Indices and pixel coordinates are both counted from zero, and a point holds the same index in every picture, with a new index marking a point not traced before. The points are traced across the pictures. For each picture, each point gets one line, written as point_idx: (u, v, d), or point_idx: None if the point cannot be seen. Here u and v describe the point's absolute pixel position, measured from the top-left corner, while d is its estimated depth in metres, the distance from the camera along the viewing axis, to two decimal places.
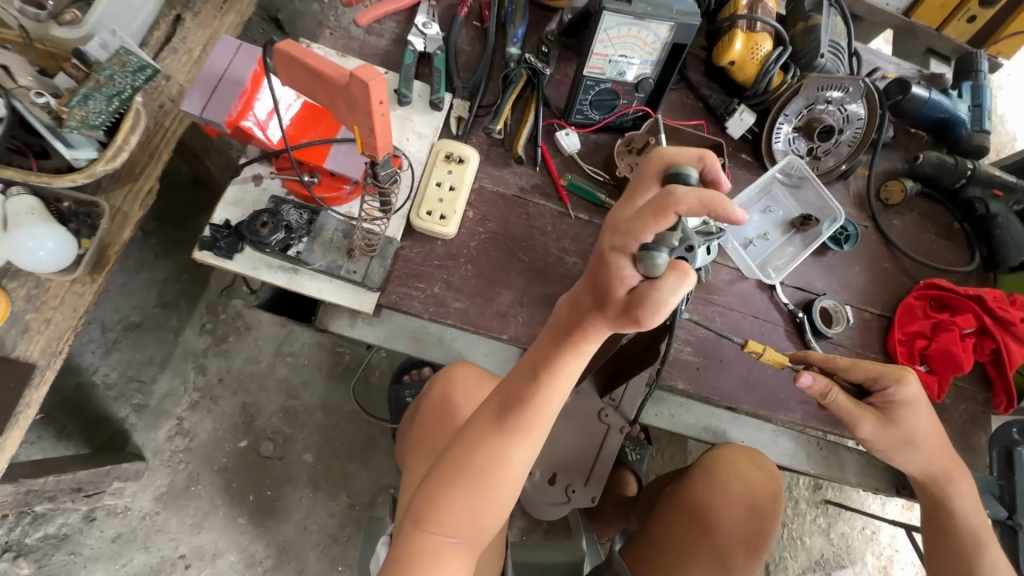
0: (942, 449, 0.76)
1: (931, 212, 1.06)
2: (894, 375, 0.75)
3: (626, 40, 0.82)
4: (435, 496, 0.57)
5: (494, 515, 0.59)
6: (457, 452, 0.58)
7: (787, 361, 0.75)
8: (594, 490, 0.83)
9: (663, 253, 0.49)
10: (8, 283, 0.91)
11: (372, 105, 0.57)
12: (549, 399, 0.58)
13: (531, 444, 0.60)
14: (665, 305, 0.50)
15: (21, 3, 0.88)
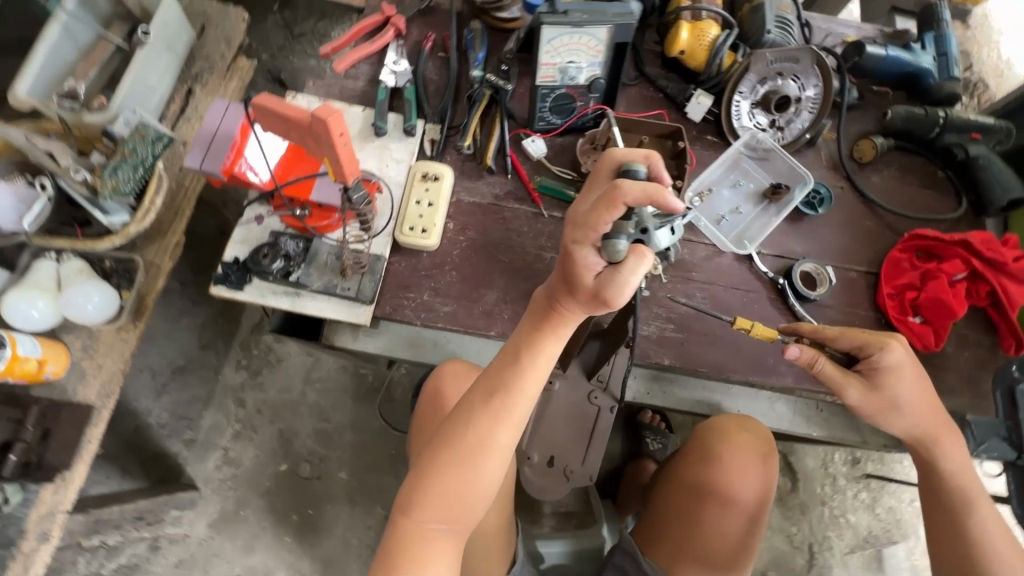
0: (931, 414, 0.74)
1: (910, 165, 1.07)
2: (879, 343, 0.74)
3: (571, 47, 0.89)
4: (421, 480, 0.60)
5: (480, 501, 0.60)
6: (442, 437, 0.61)
7: (778, 335, 0.77)
8: (592, 469, 0.88)
9: (622, 239, 0.57)
10: (66, 337, 1.05)
11: (333, 138, 0.67)
12: (524, 382, 0.61)
13: (512, 428, 0.62)
14: (625, 286, 0.58)
15: (59, 98, 1.04)
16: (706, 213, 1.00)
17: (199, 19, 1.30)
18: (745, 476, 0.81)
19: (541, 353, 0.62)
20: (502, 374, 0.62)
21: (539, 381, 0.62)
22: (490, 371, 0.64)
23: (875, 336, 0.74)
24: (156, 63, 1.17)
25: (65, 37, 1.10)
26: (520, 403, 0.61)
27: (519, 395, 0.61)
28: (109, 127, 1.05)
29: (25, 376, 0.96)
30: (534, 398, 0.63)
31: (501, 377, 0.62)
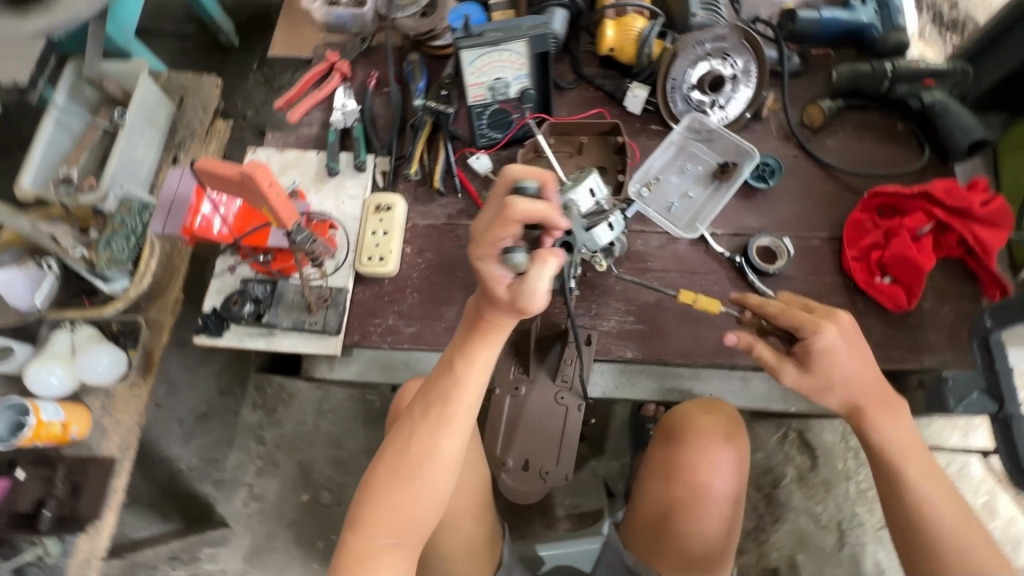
0: (860, 390, 0.71)
1: (866, 122, 1.04)
2: (813, 325, 0.71)
3: (495, 65, 0.93)
4: (368, 494, 0.60)
5: (430, 512, 0.60)
6: (386, 452, 0.61)
7: (718, 306, 0.82)
8: (566, 469, 0.90)
9: (521, 251, 0.53)
10: (87, 398, 1.15)
11: (265, 188, 0.73)
12: (461, 387, 0.59)
13: (458, 437, 0.60)
14: (536, 290, 0.53)
15: (56, 184, 1.16)
16: (656, 202, 1.00)
17: (177, 91, 1.41)
18: (717, 463, 0.80)
19: (474, 356, 0.59)
20: (438, 381, 0.60)
21: (478, 384, 0.60)
22: (428, 381, 0.62)
23: (812, 317, 0.72)
24: (139, 140, 1.28)
25: (59, 129, 1.23)
26: (460, 410, 0.60)
27: (457, 402, 0.60)
28: (100, 205, 1.15)
29: (54, 438, 1.07)
30: (477, 404, 0.61)
31: (438, 385, 0.60)
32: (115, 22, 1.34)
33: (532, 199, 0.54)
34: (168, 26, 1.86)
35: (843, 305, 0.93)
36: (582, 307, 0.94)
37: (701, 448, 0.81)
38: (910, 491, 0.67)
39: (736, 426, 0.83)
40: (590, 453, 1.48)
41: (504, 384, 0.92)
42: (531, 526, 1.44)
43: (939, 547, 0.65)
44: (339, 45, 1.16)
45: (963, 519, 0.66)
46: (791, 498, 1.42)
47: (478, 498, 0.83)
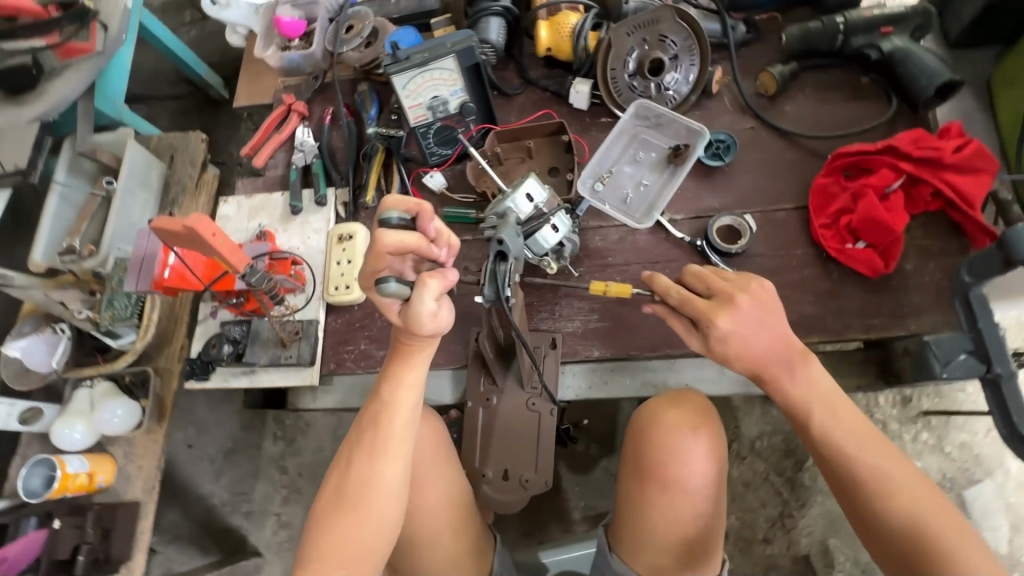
0: (759, 361, 0.69)
1: (826, 82, 0.99)
2: (708, 314, 0.69)
3: (429, 84, 0.96)
4: (317, 526, 0.65)
5: (378, 535, 0.65)
6: (331, 487, 0.67)
7: (630, 290, 0.81)
8: (545, 475, 0.89)
9: (393, 282, 0.58)
10: (112, 447, 1.24)
11: (210, 238, 0.79)
12: (391, 412, 0.66)
13: (396, 461, 0.66)
14: (421, 313, 0.59)
15: (60, 254, 1.25)
16: (611, 195, 0.98)
17: (167, 151, 1.50)
18: (692, 457, 0.78)
19: (401, 382, 0.67)
20: (371, 412, 0.67)
21: (408, 406, 0.67)
22: (363, 414, 0.68)
23: (706, 309, 0.69)
24: (134, 201, 1.35)
25: (63, 203, 1.33)
26: (393, 434, 0.66)
27: (390, 428, 0.66)
28: (100, 269, 1.24)
29: (82, 488, 1.16)
30: (410, 425, 0.67)
31: (371, 415, 0.67)
32: (104, 96, 1.44)
33: (399, 232, 0.58)
34: (163, 89, 1.97)
35: (817, 276, 0.88)
36: (545, 312, 0.94)
37: (669, 441, 0.79)
38: (827, 449, 0.66)
39: (706, 415, 0.81)
40: (601, 453, 1.39)
41: (476, 396, 0.93)
42: (548, 531, 1.37)
43: (866, 498, 0.63)
44: (296, 86, 1.20)
45: (886, 462, 0.63)
46: (816, 481, 1.35)
47: (464, 517, 0.82)
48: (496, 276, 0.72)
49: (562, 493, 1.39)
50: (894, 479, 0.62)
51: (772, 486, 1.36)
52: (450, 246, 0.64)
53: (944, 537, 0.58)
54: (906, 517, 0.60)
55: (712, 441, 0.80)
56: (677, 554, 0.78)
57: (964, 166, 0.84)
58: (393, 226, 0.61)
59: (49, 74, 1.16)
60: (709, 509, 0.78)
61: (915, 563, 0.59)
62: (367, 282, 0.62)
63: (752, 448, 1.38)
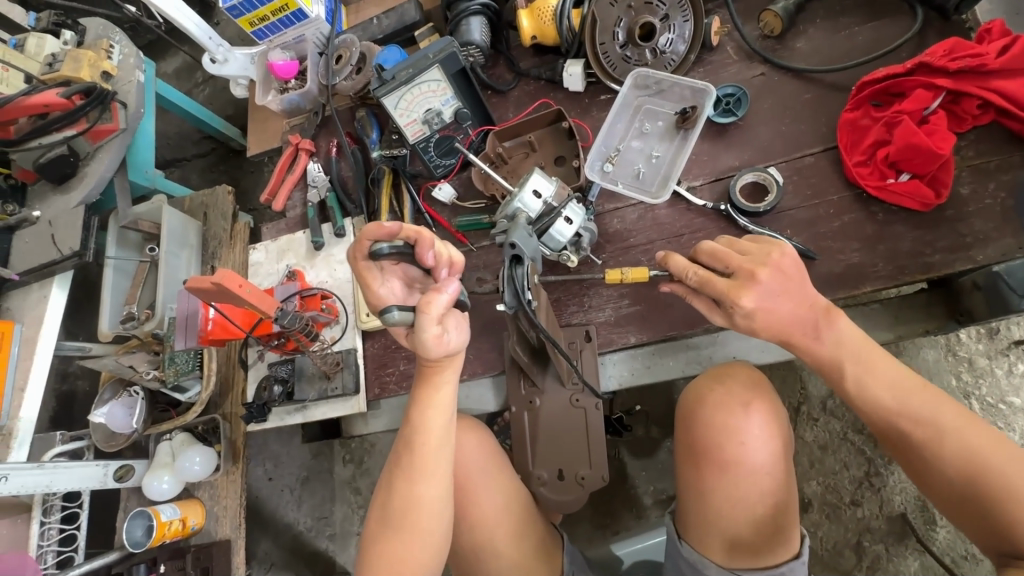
0: (787, 329, 0.64)
1: (838, 7, 0.90)
2: (729, 296, 0.64)
3: (420, 99, 0.96)
4: (368, 550, 0.68)
5: (426, 554, 0.66)
6: (377, 511, 0.69)
7: (648, 273, 0.79)
8: (602, 470, 0.87)
9: (394, 309, 0.58)
10: (198, 491, 1.33)
11: (237, 289, 0.82)
12: (424, 433, 0.68)
13: (435, 480, 0.67)
14: (426, 339, 0.60)
15: (123, 323, 1.36)
16: (622, 173, 0.94)
17: (201, 209, 1.58)
18: (746, 435, 0.73)
19: (427, 404, 0.68)
20: (405, 437, 0.69)
21: (440, 428, 0.68)
22: (398, 440, 0.70)
23: (727, 288, 0.65)
24: (179, 262, 1.45)
25: (119, 274, 1.41)
26: (427, 456, 0.67)
27: (424, 450, 0.67)
28: (158, 330, 1.32)
29: (178, 533, 1.25)
30: (445, 442, 0.68)
31: (404, 440, 0.69)
32: (136, 170, 1.53)
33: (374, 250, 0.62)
34: (191, 150, 2.08)
35: (861, 220, 0.80)
36: (574, 307, 0.92)
37: (719, 420, 0.75)
38: (866, 405, 0.62)
39: (756, 389, 0.76)
40: (662, 434, 1.35)
41: (518, 399, 0.93)
42: (622, 520, 1.33)
43: (916, 447, 0.59)
44: (301, 125, 1.24)
45: (934, 409, 0.59)
46: None
47: (523, 525, 0.81)
48: (514, 281, 0.68)
49: (630, 479, 1.35)
50: (943, 420, 0.58)
51: (852, 445, 1.27)
52: (452, 265, 0.64)
53: (1007, 475, 0.54)
54: (962, 460, 0.56)
55: (769, 414, 0.75)
56: (753, 536, 0.72)
57: (1013, 67, 0.74)
58: (386, 256, 0.61)
59: (85, 158, 1.26)
60: (774, 487, 0.73)
61: (986, 510, 0.55)
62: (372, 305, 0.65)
63: (824, 408, 1.30)
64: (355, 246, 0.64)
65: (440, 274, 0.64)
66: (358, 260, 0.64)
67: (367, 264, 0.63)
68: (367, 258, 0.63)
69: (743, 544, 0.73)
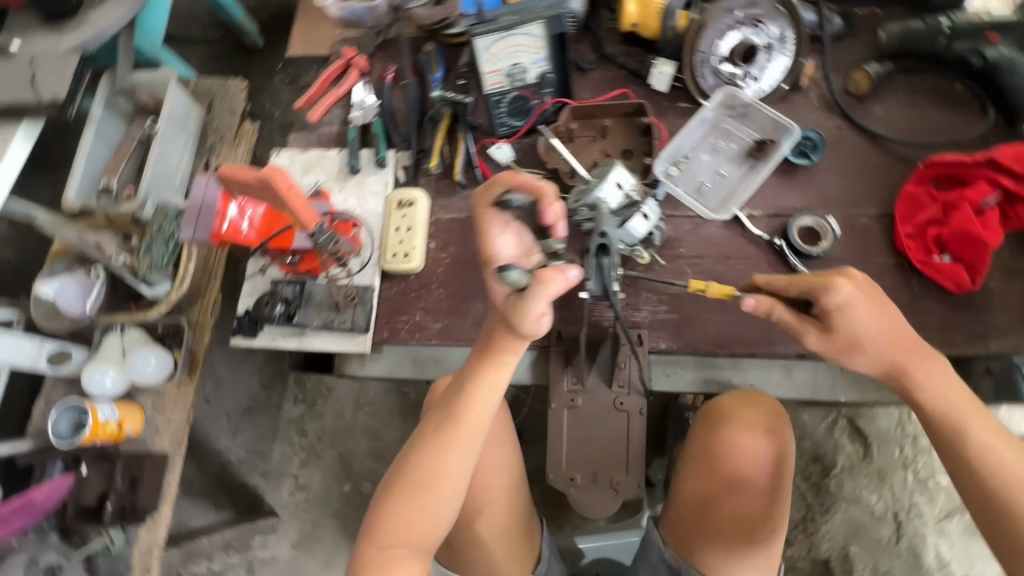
0: (886, 345, 0.63)
1: (920, 85, 0.94)
2: (822, 284, 0.63)
3: (512, 50, 0.91)
4: (381, 507, 0.66)
5: (441, 521, 0.66)
6: (398, 470, 0.67)
7: (733, 291, 0.70)
8: (639, 477, 0.86)
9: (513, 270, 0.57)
10: (140, 397, 1.21)
11: (283, 190, 0.74)
12: (471, 405, 0.66)
13: (467, 453, 0.66)
14: (529, 312, 0.57)
15: (98, 196, 1.22)
16: (684, 182, 0.95)
17: (206, 97, 1.44)
18: (756, 453, 0.79)
19: (486, 379, 0.66)
20: (448, 405, 0.68)
21: (487, 405, 0.66)
22: (441, 405, 0.69)
23: (820, 277, 0.64)
24: (174, 144, 1.31)
25: (99, 141, 1.26)
26: (464, 428, 0.66)
27: (465, 420, 0.66)
28: (138, 214, 1.19)
29: (111, 435, 1.12)
30: (485, 419, 0.67)
31: (447, 407, 0.67)
32: (143, 35, 1.37)
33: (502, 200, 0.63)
34: (196, 32, 1.89)
35: (898, 287, 0.85)
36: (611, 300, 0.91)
37: (743, 439, 0.79)
38: (977, 461, 0.60)
39: (785, 421, 0.80)
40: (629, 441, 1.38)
41: (559, 396, 0.89)
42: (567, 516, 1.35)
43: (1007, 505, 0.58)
44: (356, 40, 1.14)
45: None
46: (841, 488, 1.36)
47: (508, 504, 0.86)
48: (601, 272, 0.69)
49: None
50: None
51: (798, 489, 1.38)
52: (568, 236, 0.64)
53: None
54: None
55: (786, 447, 0.79)
56: (742, 550, 0.76)
57: None
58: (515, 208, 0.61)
59: (92, 4, 1.11)
60: (764, 510, 0.77)
61: None
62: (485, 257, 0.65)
63: None
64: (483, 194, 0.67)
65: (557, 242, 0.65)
66: (483, 205, 0.65)
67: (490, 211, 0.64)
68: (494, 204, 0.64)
69: (730, 557, 0.76)
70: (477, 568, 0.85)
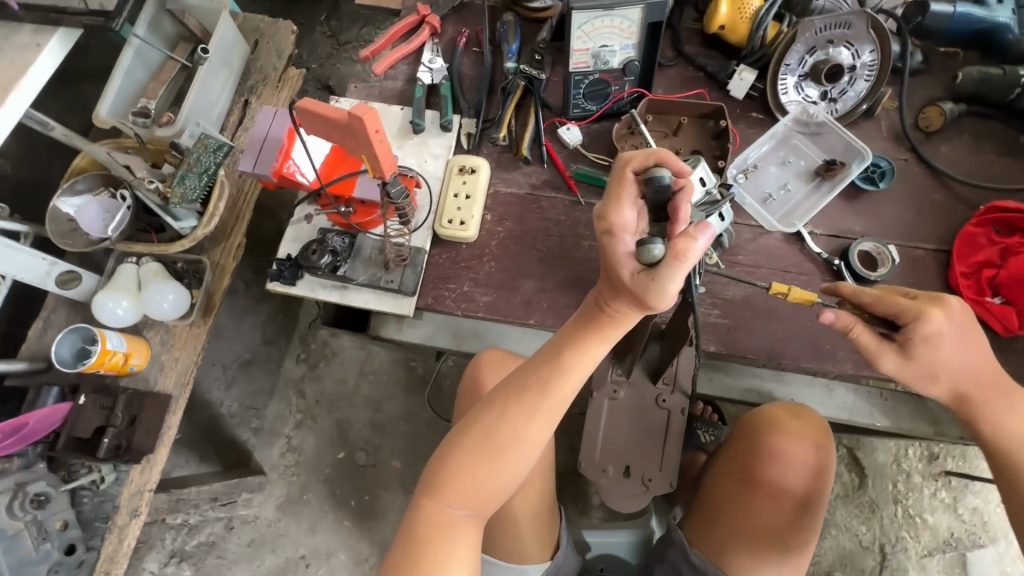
0: (959, 377, 0.67)
1: (987, 131, 0.97)
2: (917, 312, 0.64)
3: (603, 31, 0.87)
4: (450, 464, 0.64)
5: (505, 488, 0.65)
6: (473, 431, 0.65)
7: (816, 298, 0.76)
8: (671, 476, 0.88)
9: (657, 245, 0.57)
10: (148, 332, 1.14)
11: (370, 134, 0.71)
12: (564, 378, 0.64)
13: (546, 426, 0.65)
14: (668, 290, 0.55)
15: (134, 116, 1.14)
16: (751, 191, 0.95)
17: (253, 34, 1.34)
18: (800, 466, 0.82)
19: (585, 353, 0.63)
20: (537, 371, 0.65)
21: (578, 380, 0.64)
22: (526, 371, 0.66)
23: (916, 305, 0.65)
24: (215, 79, 1.22)
25: (137, 60, 1.18)
26: (552, 398, 0.64)
27: (554, 392, 0.64)
28: (176, 141, 1.13)
29: (115, 367, 1.06)
30: (572, 394, 0.65)
31: (535, 373, 0.65)
32: None
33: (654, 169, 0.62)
34: None
35: None
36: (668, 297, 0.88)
37: (791, 451, 0.83)
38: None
39: (829, 440, 0.84)
40: None
41: (602, 387, 0.91)
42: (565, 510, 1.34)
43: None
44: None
45: None
46: (833, 515, 1.39)
47: (539, 483, 0.87)
48: None
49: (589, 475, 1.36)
50: None
51: None
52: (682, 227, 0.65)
53: None
54: None
55: (826, 463, 0.83)
56: (770, 556, 0.79)
57: None
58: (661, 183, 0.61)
59: None
60: (797, 519, 0.80)
61: None
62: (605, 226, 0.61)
63: None
64: (641, 156, 0.63)
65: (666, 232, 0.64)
66: (630, 167, 0.63)
67: (631, 177, 0.63)
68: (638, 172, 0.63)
69: (756, 562, 0.79)
70: (502, 542, 0.85)
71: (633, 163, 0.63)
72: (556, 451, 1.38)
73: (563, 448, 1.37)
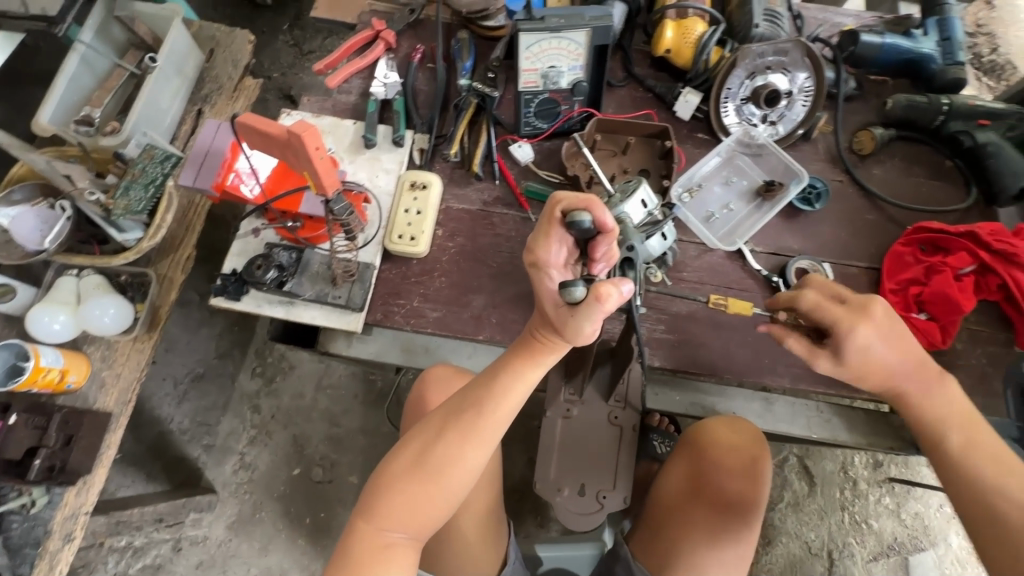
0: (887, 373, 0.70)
1: (915, 155, 1.02)
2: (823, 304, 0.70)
3: (551, 52, 0.89)
4: (388, 489, 0.64)
5: (442, 511, 0.64)
6: (411, 452, 0.65)
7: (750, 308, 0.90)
8: (624, 492, 0.88)
9: (579, 286, 0.58)
10: (88, 347, 1.10)
11: (310, 153, 0.70)
12: (499, 401, 0.65)
13: (483, 450, 0.65)
14: (582, 331, 0.59)
15: (75, 125, 1.11)
16: (695, 210, 0.98)
17: (209, 42, 1.30)
18: (733, 478, 0.84)
19: (521, 377, 0.65)
20: (476, 395, 0.66)
21: (515, 403, 0.66)
22: (465, 394, 0.67)
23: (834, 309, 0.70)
24: (164, 88, 1.18)
25: (82, 67, 1.15)
26: (490, 422, 0.65)
27: (490, 415, 0.65)
28: (120, 151, 1.10)
29: (50, 385, 1.01)
30: (509, 416, 0.66)
31: (475, 397, 0.66)
32: None
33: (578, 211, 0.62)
34: None
35: None
36: (614, 315, 0.93)
37: (724, 461, 0.85)
38: (994, 499, 0.61)
39: (764, 449, 0.86)
40: None
41: (556, 405, 0.92)
42: (523, 524, 1.34)
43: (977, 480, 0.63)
44: (386, 14, 1.11)
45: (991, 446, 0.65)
46: (784, 522, 1.43)
47: (486, 499, 0.88)
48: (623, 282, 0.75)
49: None
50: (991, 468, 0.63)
51: None
52: (610, 259, 0.67)
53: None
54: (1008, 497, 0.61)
55: (760, 473, 0.85)
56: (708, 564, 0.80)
57: None
58: (581, 227, 0.61)
59: None
60: (733, 528, 0.81)
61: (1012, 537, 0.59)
62: (531, 258, 0.65)
63: None
64: (570, 198, 0.64)
65: (594, 265, 0.66)
66: (556, 210, 0.64)
67: (557, 218, 0.64)
68: (563, 212, 0.64)
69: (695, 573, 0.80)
70: (449, 561, 0.85)
71: (559, 206, 0.64)
72: (515, 464, 1.38)
73: (521, 461, 1.38)
